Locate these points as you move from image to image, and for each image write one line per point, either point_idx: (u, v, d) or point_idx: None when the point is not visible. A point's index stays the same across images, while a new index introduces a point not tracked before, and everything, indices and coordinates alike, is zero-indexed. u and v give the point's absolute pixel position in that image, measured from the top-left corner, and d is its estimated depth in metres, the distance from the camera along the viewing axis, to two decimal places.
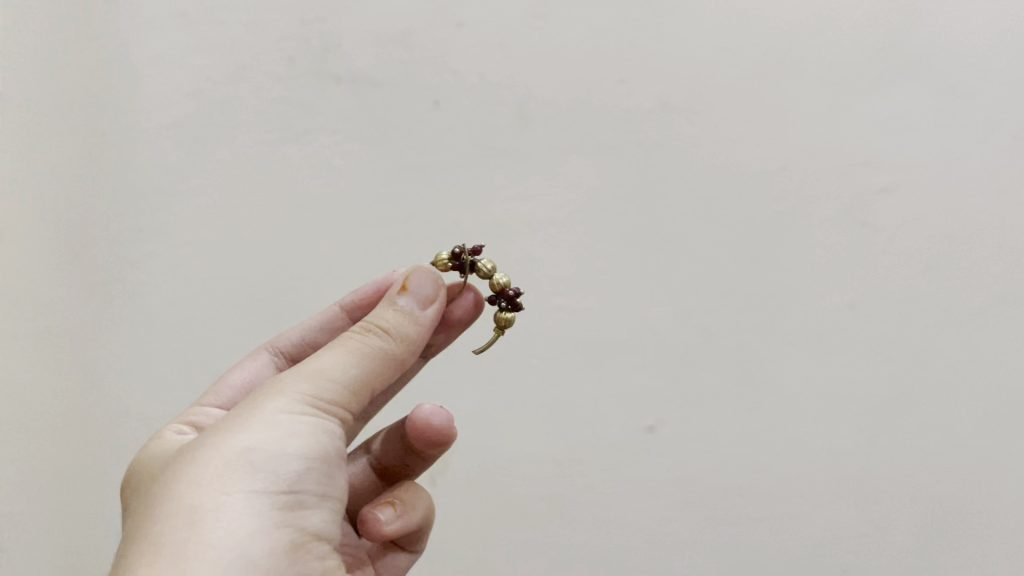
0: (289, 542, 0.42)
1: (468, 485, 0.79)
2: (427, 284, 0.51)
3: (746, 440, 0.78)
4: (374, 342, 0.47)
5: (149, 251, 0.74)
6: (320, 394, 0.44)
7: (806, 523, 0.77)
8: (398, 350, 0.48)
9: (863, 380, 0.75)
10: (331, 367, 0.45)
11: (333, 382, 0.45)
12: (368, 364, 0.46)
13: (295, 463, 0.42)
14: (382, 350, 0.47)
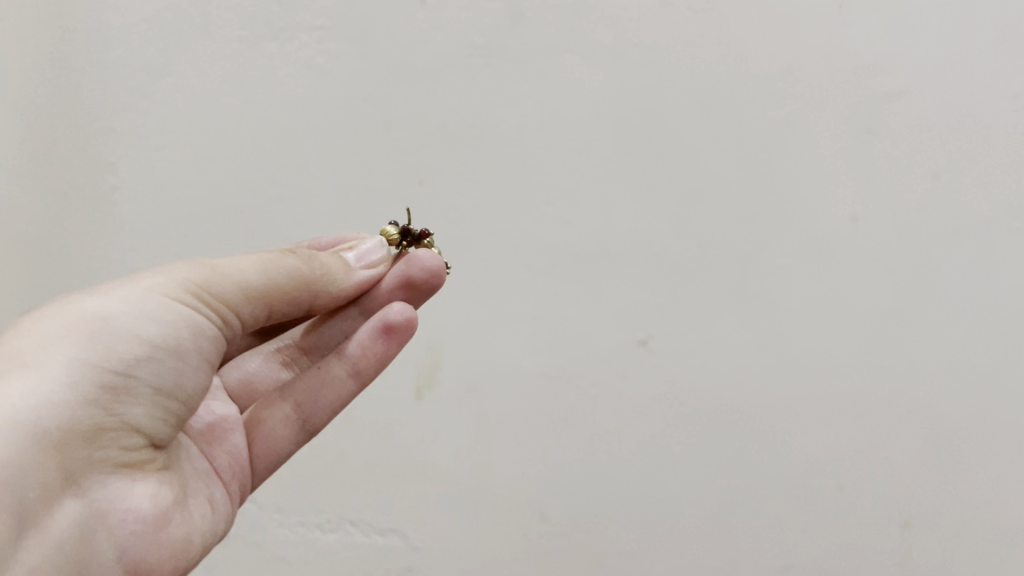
0: (91, 415, 0.41)
1: (453, 400, 0.76)
2: (371, 253, 0.58)
3: (744, 359, 0.73)
4: (290, 262, 0.50)
5: (123, 153, 0.75)
6: (211, 284, 0.46)
7: (800, 441, 0.74)
8: (312, 278, 0.51)
9: (864, 294, 0.72)
10: (234, 268, 0.48)
11: (235, 282, 0.47)
12: (274, 275, 0.49)
13: (136, 342, 0.43)
14: (293, 268, 0.50)
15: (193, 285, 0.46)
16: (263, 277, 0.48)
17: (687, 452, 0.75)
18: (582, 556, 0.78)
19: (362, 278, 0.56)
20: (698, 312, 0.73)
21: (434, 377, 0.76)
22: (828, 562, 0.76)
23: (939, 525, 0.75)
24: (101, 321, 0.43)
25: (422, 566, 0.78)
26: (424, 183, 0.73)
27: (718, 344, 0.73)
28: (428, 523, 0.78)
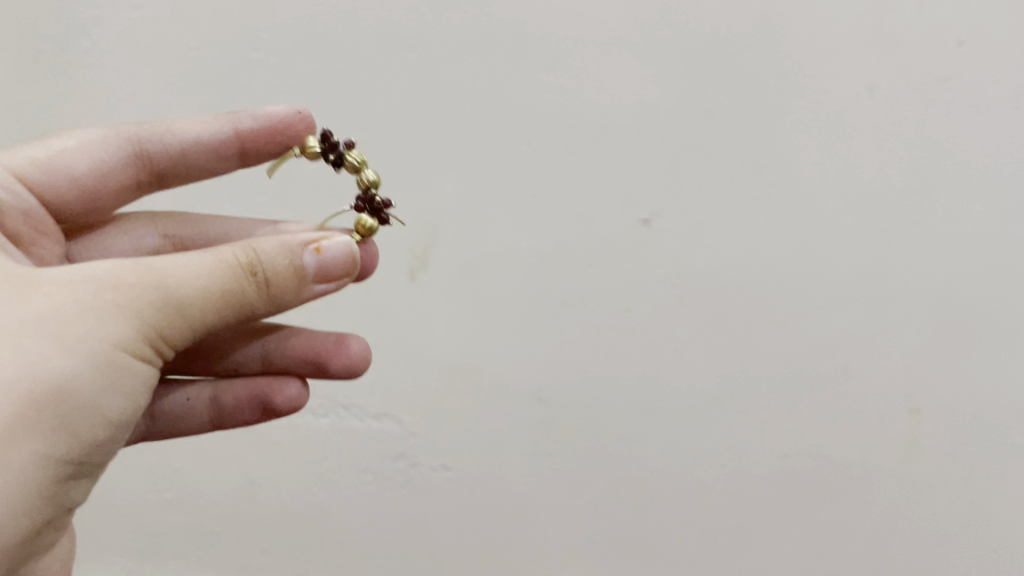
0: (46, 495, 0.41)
1: (449, 281, 0.73)
2: (340, 253, 0.47)
3: (750, 238, 0.70)
4: (250, 295, 0.44)
5: (93, 16, 0.69)
6: (146, 324, 0.41)
7: (808, 323, 0.71)
8: (260, 303, 0.44)
9: (879, 169, 0.68)
10: (178, 296, 0.41)
11: (172, 307, 0.41)
12: (215, 303, 0.42)
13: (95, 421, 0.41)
14: (250, 305, 0.44)
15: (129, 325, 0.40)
16: (207, 308, 0.42)
17: (690, 338, 0.73)
18: (580, 441, 0.76)
19: (317, 287, 0.47)
20: (706, 190, 0.69)
21: (428, 259, 0.72)
22: (831, 448, 0.75)
23: (947, 412, 0.73)
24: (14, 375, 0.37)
25: (417, 452, 0.77)
26: (417, 51, 0.68)
27: (724, 222, 0.70)
28: (422, 407, 0.75)
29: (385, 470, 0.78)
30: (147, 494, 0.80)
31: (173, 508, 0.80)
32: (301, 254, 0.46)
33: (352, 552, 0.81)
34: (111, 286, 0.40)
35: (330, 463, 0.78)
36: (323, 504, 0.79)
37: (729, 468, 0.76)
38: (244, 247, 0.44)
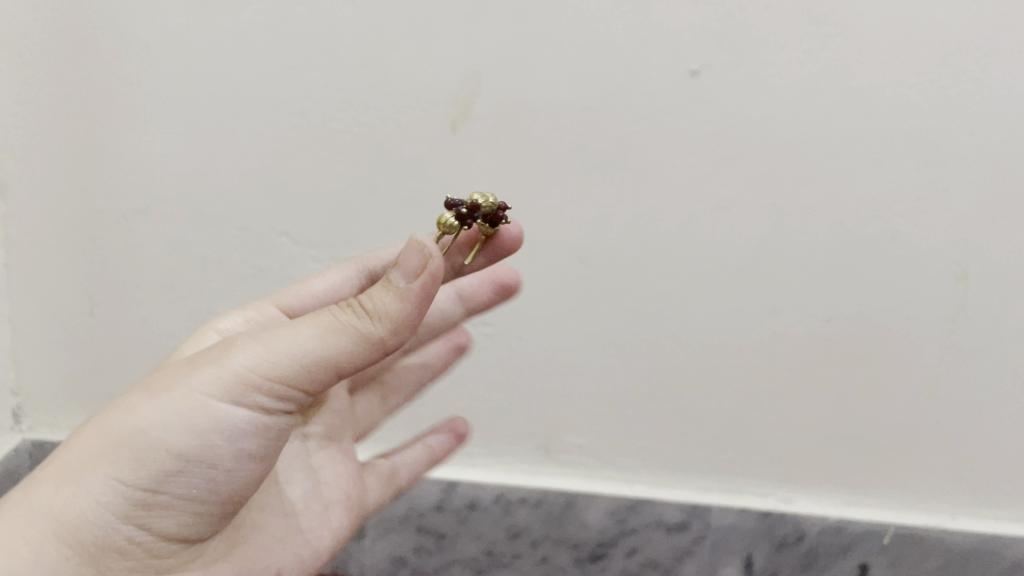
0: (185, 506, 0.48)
1: (491, 133, 0.71)
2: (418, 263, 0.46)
3: (804, 93, 0.67)
4: (347, 319, 0.46)
5: None
6: (263, 363, 0.45)
7: (859, 183, 0.69)
8: (356, 333, 0.45)
9: (944, 19, 0.64)
10: (278, 349, 0.46)
11: (270, 354, 0.46)
12: (308, 340, 0.45)
13: (227, 440, 0.47)
14: (351, 328, 0.45)
15: (232, 376, 0.46)
16: (304, 354, 0.45)
17: (735, 197, 0.71)
18: (619, 300, 0.76)
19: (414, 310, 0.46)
20: (758, 40, 0.66)
21: (472, 111, 0.70)
22: (873, 312, 0.74)
23: (995, 278, 0.71)
24: (142, 427, 0.46)
25: None
26: None
27: (777, 75, 0.67)
28: None
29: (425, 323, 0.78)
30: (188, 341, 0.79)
31: None
32: (390, 282, 0.46)
33: None
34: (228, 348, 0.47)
35: None
36: None
37: (769, 330, 0.75)
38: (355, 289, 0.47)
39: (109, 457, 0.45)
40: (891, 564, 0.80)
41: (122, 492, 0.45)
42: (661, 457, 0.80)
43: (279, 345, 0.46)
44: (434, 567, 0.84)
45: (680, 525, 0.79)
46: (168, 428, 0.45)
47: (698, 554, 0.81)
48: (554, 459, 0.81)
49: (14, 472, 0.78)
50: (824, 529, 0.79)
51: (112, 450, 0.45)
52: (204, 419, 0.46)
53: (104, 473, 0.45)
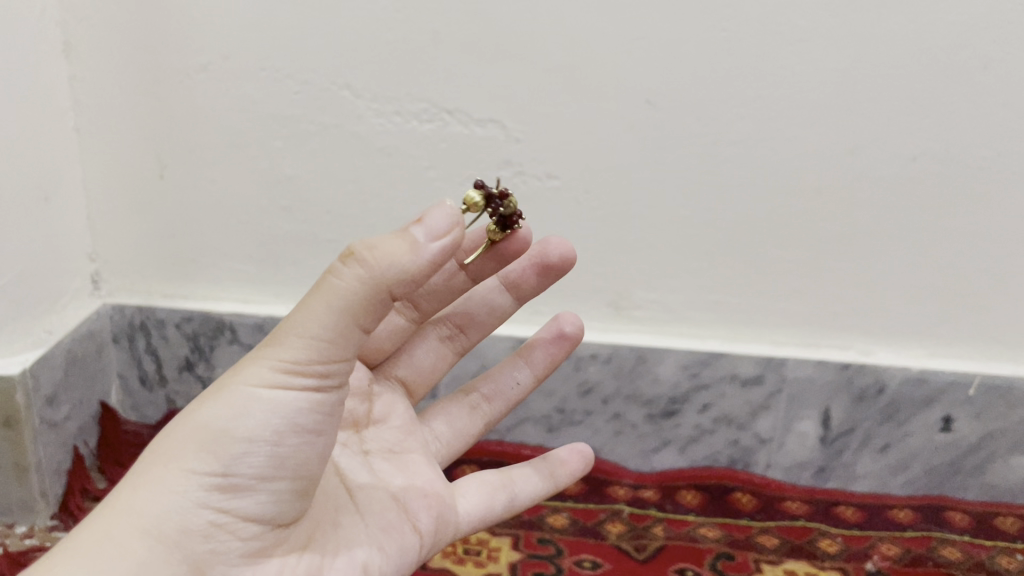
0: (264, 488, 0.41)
1: None
2: (442, 218, 0.38)
3: None
4: (346, 277, 0.37)
5: None
6: (280, 337, 0.39)
7: (948, 6, 0.65)
8: (370, 281, 0.37)
9: None
10: (289, 331, 0.39)
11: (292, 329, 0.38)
12: (319, 300, 0.38)
13: (282, 424, 0.40)
14: (354, 293, 0.37)
15: (256, 364, 0.40)
16: (326, 326, 0.38)
17: (815, 27, 0.67)
18: (692, 145, 0.72)
19: (430, 266, 0.38)
20: None
21: None
22: (961, 148, 0.70)
23: None
24: (197, 431, 0.40)
25: (521, 158, 0.74)
26: None
27: None
28: (529, 111, 0.73)
29: (490, 179, 0.75)
30: (258, 203, 0.78)
31: (287, 217, 0.78)
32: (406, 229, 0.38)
33: None
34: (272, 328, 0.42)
35: (436, 171, 0.75)
36: None
37: (850, 172, 0.72)
38: None
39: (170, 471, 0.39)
40: (977, 416, 0.77)
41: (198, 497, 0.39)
42: (737, 310, 0.78)
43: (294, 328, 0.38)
44: (507, 426, 0.84)
45: (755, 378, 0.78)
46: (217, 425, 0.40)
47: (774, 408, 0.79)
48: (625, 314, 0.80)
49: (98, 334, 0.80)
50: (905, 381, 0.76)
51: (170, 461, 0.40)
52: (245, 405, 0.40)
53: (165, 484, 0.39)
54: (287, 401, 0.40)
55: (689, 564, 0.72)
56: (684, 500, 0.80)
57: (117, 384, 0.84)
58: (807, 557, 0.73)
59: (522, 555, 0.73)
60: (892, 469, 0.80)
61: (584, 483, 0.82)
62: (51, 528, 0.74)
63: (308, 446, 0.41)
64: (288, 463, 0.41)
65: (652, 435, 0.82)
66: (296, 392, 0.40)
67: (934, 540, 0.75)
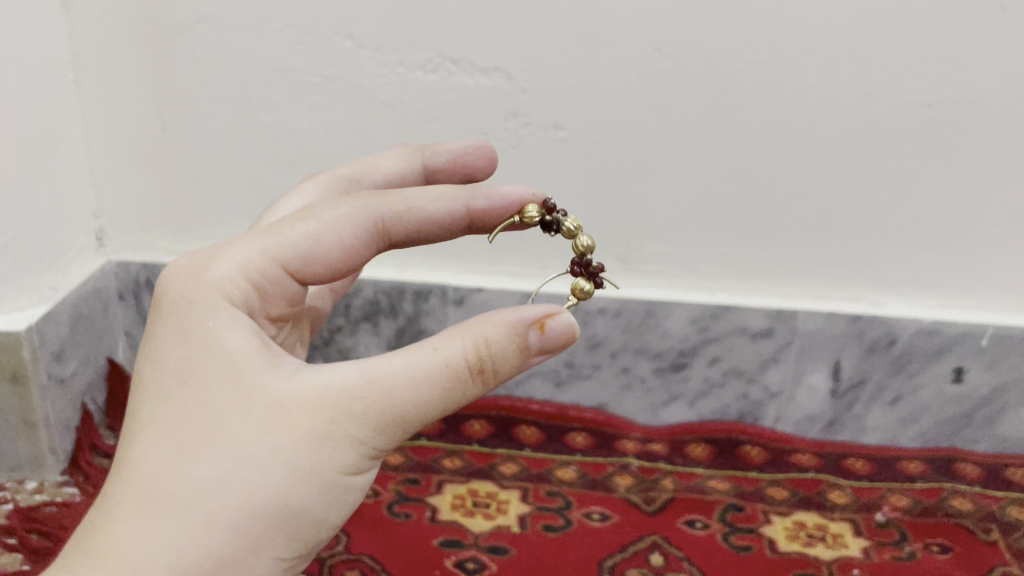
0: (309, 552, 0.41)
1: None
2: (568, 332, 0.42)
3: None
4: (467, 389, 0.39)
5: None
6: (370, 436, 0.38)
7: None
8: (484, 393, 0.40)
9: None
10: (383, 426, 0.38)
11: (390, 426, 0.38)
12: (436, 405, 0.39)
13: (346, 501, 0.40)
14: (472, 395, 0.40)
15: (355, 446, 0.38)
16: (428, 417, 0.39)
17: None
18: (702, 93, 0.71)
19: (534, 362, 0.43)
20: None
21: None
22: (978, 96, 0.68)
23: None
24: (282, 515, 0.37)
25: (527, 109, 0.73)
26: None
27: None
28: (536, 60, 0.71)
29: (496, 131, 0.74)
30: (262, 157, 0.77)
31: (291, 172, 0.77)
32: (521, 336, 0.40)
33: None
34: (323, 400, 0.38)
35: (441, 123, 0.74)
36: None
37: (863, 120, 0.70)
38: (476, 337, 0.39)
39: (248, 557, 0.37)
40: (989, 367, 0.76)
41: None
42: (746, 263, 0.77)
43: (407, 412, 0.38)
44: (515, 381, 0.84)
45: (765, 331, 0.78)
46: (302, 510, 0.38)
47: (784, 361, 0.79)
48: (633, 267, 0.79)
49: (103, 291, 0.80)
50: (917, 332, 0.76)
51: (250, 542, 0.37)
52: (334, 495, 0.39)
53: (245, 569, 0.37)
54: (363, 483, 0.40)
55: (698, 516, 0.72)
56: (694, 453, 0.80)
57: (124, 342, 0.84)
58: (817, 509, 0.73)
59: (531, 508, 0.73)
60: (902, 422, 0.80)
61: (592, 437, 0.82)
62: (60, 484, 0.74)
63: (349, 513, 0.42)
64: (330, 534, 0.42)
65: (660, 389, 0.82)
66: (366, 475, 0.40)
67: (944, 490, 0.75)
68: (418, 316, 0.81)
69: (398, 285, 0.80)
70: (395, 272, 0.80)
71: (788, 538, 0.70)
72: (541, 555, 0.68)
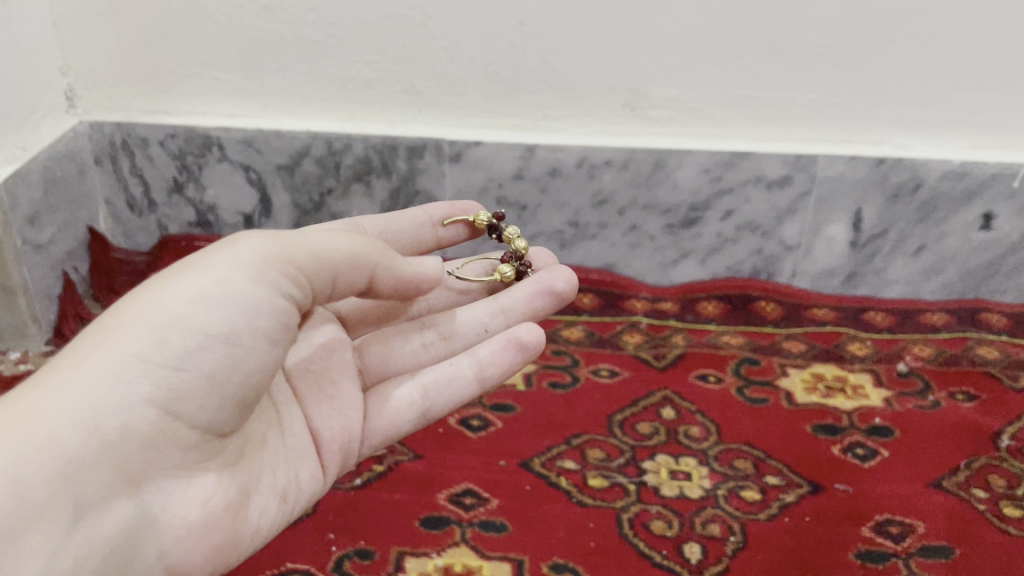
0: (201, 390, 0.38)
1: None
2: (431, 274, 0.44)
3: None
4: (354, 239, 0.41)
5: None
6: (259, 245, 0.39)
7: None
8: (363, 264, 0.41)
9: None
10: (277, 237, 0.40)
11: (281, 236, 0.40)
12: (320, 240, 0.40)
13: (232, 313, 0.38)
14: (354, 251, 0.41)
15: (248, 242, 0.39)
16: (312, 248, 0.40)
17: None
18: None
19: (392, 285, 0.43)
20: None
21: None
22: None
23: None
24: (145, 315, 0.38)
25: None
26: None
27: None
28: None
29: None
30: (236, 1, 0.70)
31: (269, 17, 0.71)
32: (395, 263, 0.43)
33: (458, 58, 0.71)
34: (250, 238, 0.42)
35: None
36: (425, 7, 0.69)
37: None
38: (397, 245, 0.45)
39: (110, 351, 0.37)
40: (1019, 211, 0.72)
41: (148, 395, 0.37)
42: (764, 105, 0.71)
43: (303, 244, 0.39)
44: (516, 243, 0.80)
45: (783, 180, 0.73)
46: (170, 312, 0.38)
47: (801, 212, 0.74)
48: (641, 115, 0.73)
49: (77, 156, 0.75)
50: (944, 176, 0.71)
51: (110, 340, 0.37)
52: (212, 295, 0.38)
53: (102, 369, 0.36)
54: (255, 303, 0.38)
55: (711, 370, 0.69)
56: (705, 310, 0.77)
57: (104, 210, 0.80)
58: (836, 362, 0.70)
59: (537, 367, 0.70)
60: (925, 273, 0.76)
61: (600, 297, 0.78)
62: (46, 354, 0.70)
63: (254, 355, 0.39)
64: (236, 365, 0.39)
65: (671, 246, 0.78)
66: (259, 293, 0.39)
67: (969, 340, 0.72)
68: (413, 175, 0.76)
69: (390, 141, 0.74)
70: (386, 129, 0.75)
71: (805, 390, 0.67)
72: (548, 411, 0.65)
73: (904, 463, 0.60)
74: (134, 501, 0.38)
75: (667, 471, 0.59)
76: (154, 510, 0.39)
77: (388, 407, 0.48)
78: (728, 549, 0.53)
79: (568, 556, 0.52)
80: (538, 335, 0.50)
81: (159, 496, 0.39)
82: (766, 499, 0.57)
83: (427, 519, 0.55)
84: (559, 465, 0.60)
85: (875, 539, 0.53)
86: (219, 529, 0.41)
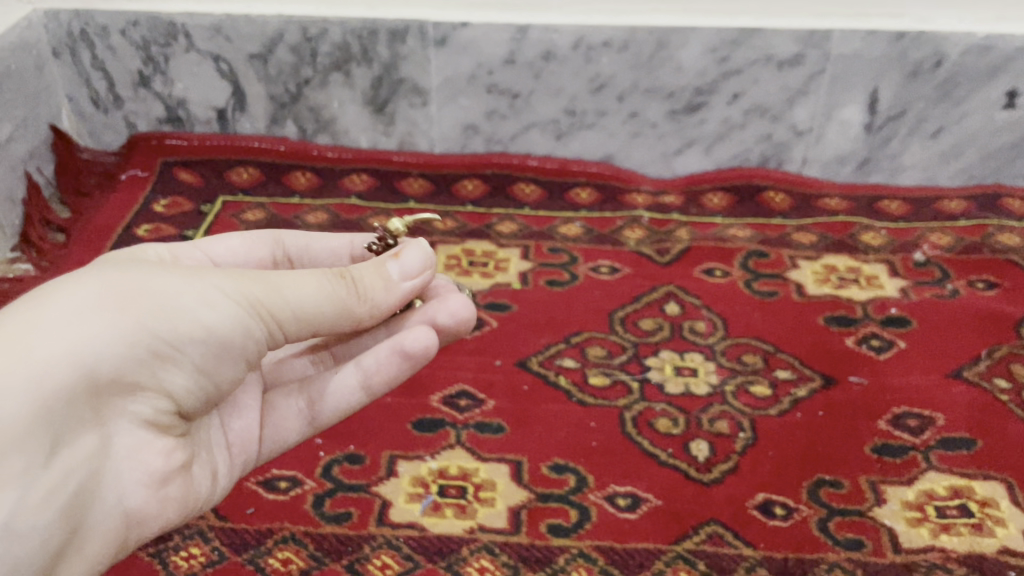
0: (183, 383, 0.32)
1: None
2: (427, 263, 0.36)
3: None
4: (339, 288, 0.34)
5: None
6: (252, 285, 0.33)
7: None
8: (353, 309, 0.34)
9: None
10: (263, 280, 0.33)
11: (253, 280, 0.33)
12: (308, 293, 0.33)
13: (234, 330, 0.32)
14: (341, 300, 0.34)
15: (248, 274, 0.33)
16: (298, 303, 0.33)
17: None
18: None
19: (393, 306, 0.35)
20: None
21: None
22: None
23: None
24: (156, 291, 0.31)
25: None
26: None
27: None
28: None
29: None
30: None
31: None
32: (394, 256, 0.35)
33: None
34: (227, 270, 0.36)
35: None
36: None
37: None
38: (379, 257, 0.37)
39: (113, 313, 0.30)
40: None
41: (137, 373, 0.31)
42: None
43: (286, 300, 0.33)
44: (509, 135, 0.75)
45: (795, 59, 0.68)
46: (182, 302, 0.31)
47: (814, 94, 0.70)
48: None
49: (34, 46, 0.70)
50: (968, 49, 0.66)
51: (116, 298, 0.30)
52: (222, 300, 0.32)
53: (103, 326, 0.30)
54: (251, 329, 0.33)
55: (717, 264, 0.66)
56: (711, 203, 0.73)
57: (67, 108, 0.75)
58: (849, 253, 0.66)
59: (533, 265, 0.66)
60: (943, 157, 0.72)
61: (599, 193, 0.74)
62: (12, 260, 0.66)
63: (230, 371, 0.34)
64: (220, 372, 0.33)
65: (674, 135, 0.73)
66: (251, 328, 0.33)
67: (990, 227, 0.68)
68: (396, 62, 0.71)
69: (369, 24, 0.69)
70: (365, 11, 0.69)
71: (817, 282, 0.63)
72: (545, 309, 0.61)
73: (923, 353, 0.56)
74: (103, 441, 0.31)
75: (672, 367, 0.56)
76: (120, 454, 0.32)
77: (272, 418, 0.39)
78: (737, 446, 0.50)
79: (571, 457, 0.50)
80: (428, 345, 0.38)
81: (130, 444, 0.32)
82: (777, 395, 0.54)
83: (420, 422, 0.52)
84: (559, 364, 0.56)
85: (894, 434, 0.51)
86: (173, 485, 0.34)
